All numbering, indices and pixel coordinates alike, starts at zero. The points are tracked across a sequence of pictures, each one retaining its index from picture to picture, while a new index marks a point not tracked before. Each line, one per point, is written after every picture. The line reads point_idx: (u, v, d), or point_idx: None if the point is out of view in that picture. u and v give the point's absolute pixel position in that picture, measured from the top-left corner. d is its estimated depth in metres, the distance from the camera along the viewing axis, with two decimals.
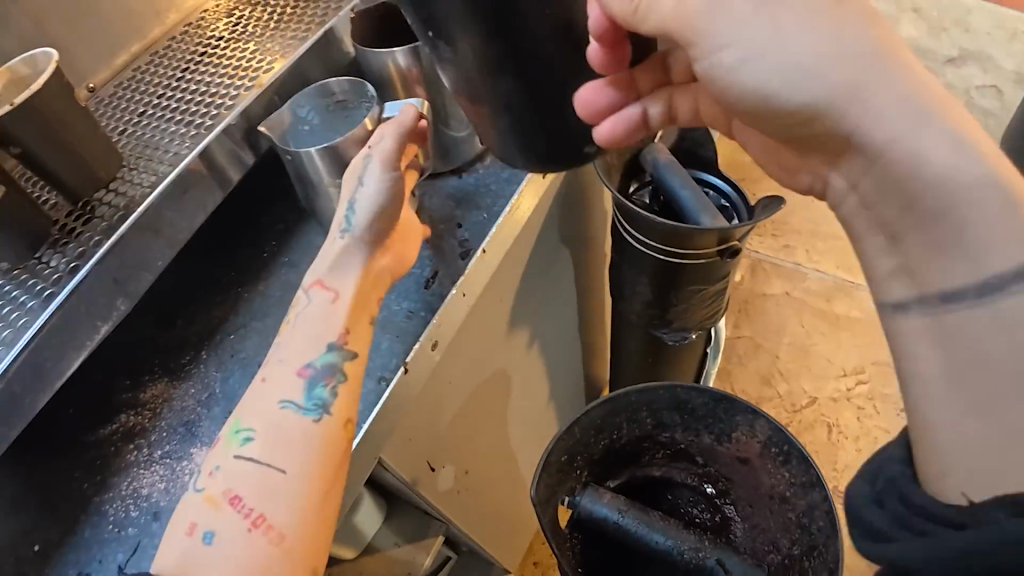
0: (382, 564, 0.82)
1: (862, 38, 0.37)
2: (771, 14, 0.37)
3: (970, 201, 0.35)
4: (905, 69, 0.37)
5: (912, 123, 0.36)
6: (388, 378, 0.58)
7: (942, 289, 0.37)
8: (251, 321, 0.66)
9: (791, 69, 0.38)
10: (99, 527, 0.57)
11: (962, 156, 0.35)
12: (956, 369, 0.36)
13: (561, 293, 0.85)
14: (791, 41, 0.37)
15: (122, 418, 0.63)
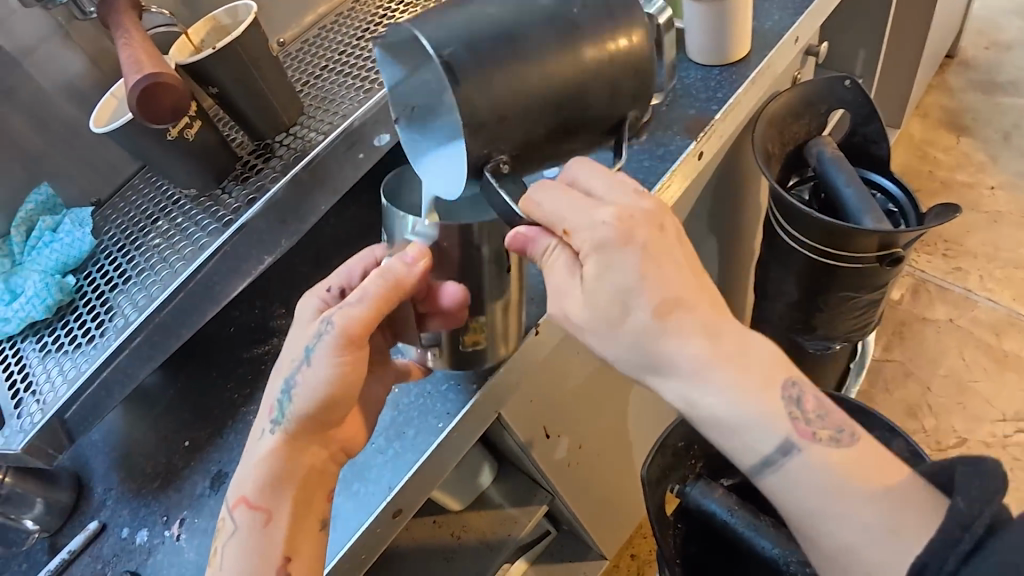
0: (486, 521, 0.86)
1: (635, 335, 0.41)
2: (577, 319, 0.43)
3: (739, 430, 0.41)
4: (678, 335, 0.40)
5: (687, 384, 0.41)
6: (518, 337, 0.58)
7: (748, 469, 0.42)
8: None
9: (598, 356, 0.44)
10: (243, 433, 0.63)
11: (721, 402, 0.41)
12: (793, 521, 0.42)
13: None
14: (594, 339, 0.42)
15: (274, 340, 0.69)
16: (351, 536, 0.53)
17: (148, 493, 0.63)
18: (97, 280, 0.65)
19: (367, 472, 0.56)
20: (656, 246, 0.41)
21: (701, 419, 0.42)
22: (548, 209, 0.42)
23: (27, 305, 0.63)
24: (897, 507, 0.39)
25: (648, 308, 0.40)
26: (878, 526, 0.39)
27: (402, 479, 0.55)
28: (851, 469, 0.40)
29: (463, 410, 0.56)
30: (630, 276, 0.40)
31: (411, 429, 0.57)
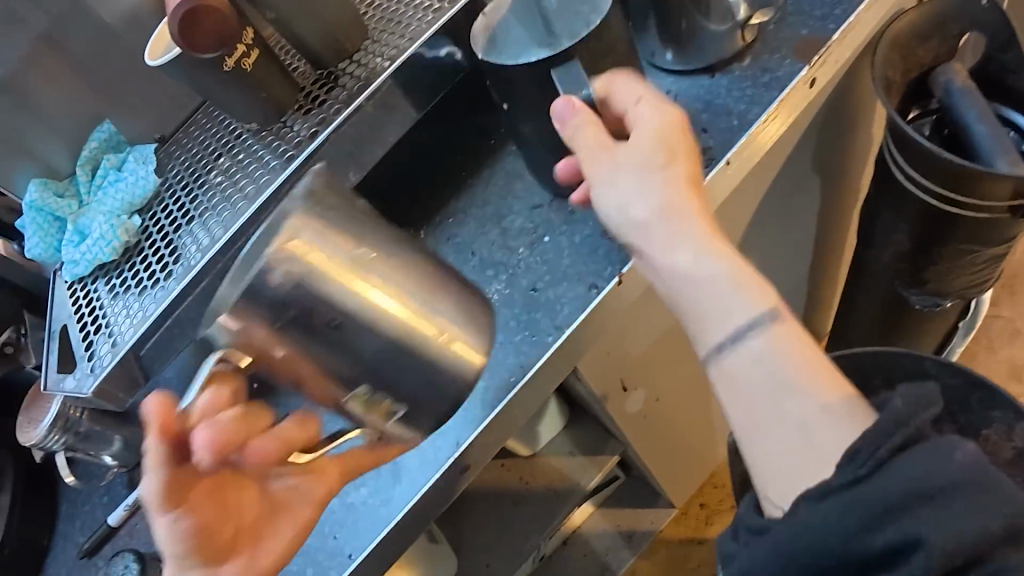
0: (554, 468, 0.84)
1: (663, 180, 0.43)
2: (615, 165, 0.44)
3: (720, 292, 0.40)
4: (699, 204, 0.43)
5: (694, 236, 0.42)
6: (599, 287, 0.52)
7: (717, 340, 0.40)
8: (472, 206, 0.60)
9: (620, 200, 0.44)
10: None
11: (719, 262, 0.41)
12: (749, 402, 0.39)
13: (795, 226, 0.77)
14: (620, 178, 0.44)
15: None
16: (417, 492, 0.51)
17: None
18: (160, 219, 0.63)
19: (433, 426, 0.53)
20: (689, 144, 0.44)
21: (690, 271, 0.41)
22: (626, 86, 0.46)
23: (95, 247, 0.61)
24: (849, 406, 0.37)
25: (678, 173, 0.43)
26: (825, 411, 0.37)
27: (472, 434, 0.51)
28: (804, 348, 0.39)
29: (537, 366, 0.51)
30: (671, 142, 0.44)
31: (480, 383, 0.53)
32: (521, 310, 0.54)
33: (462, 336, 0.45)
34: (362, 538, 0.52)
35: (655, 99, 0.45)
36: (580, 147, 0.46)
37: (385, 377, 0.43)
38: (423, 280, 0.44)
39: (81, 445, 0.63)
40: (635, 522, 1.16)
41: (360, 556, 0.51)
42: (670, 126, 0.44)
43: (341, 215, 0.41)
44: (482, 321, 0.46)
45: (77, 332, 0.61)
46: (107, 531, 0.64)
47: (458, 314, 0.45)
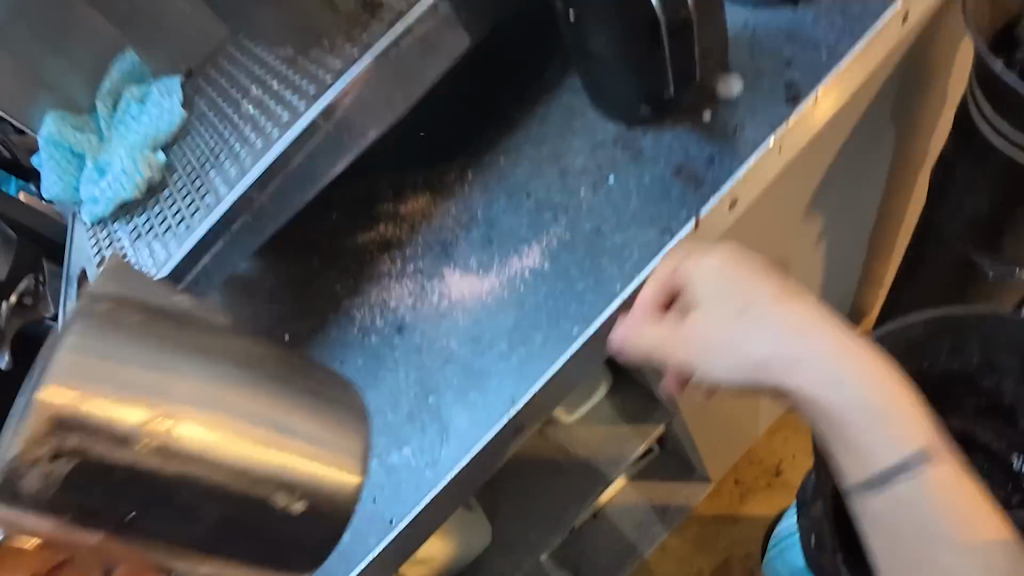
0: (597, 437, 0.80)
1: (784, 325, 0.37)
2: (723, 307, 0.38)
3: (863, 420, 0.36)
4: (833, 323, 0.37)
5: (821, 354, 0.36)
6: (673, 232, 0.48)
7: (873, 474, 0.36)
8: (527, 145, 0.55)
9: (717, 347, 0.38)
10: (346, 329, 0.54)
11: (851, 383, 0.36)
12: (899, 554, 0.35)
13: (860, 184, 0.72)
14: (734, 330, 0.38)
15: (379, 227, 0.58)
16: (468, 453, 0.45)
17: None
18: (187, 155, 0.58)
19: (485, 379, 0.47)
20: (795, 286, 0.39)
21: (828, 402, 0.36)
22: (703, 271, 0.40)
23: (116, 183, 0.57)
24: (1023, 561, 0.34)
25: (775, 302, 0.38)
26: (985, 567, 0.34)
27: (531, 386, 0.46)
28: (913, 413, 0.36)
29: (602, 315, 0.46)
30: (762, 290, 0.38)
31: (538, 333, 0.47)
32: (584, 256, 0.49)
33: (320, 460, 0.36)
34: (404, 504, 0.46)
35: (718, 262, 0.40)
36: (646, 340, 0.41)
37: (236, 546, 0.35)
38: (263, 396, 0.35)
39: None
40: (670, 496, 1.10)
41: (403, 522, 0.45)
42: (762, 277, 0.39)
43: (140, 349, 0.33)
44: (352, 428, 0.38)
45: (98, 276, 0.56)
46: None
47: (312, 434, 0.36)
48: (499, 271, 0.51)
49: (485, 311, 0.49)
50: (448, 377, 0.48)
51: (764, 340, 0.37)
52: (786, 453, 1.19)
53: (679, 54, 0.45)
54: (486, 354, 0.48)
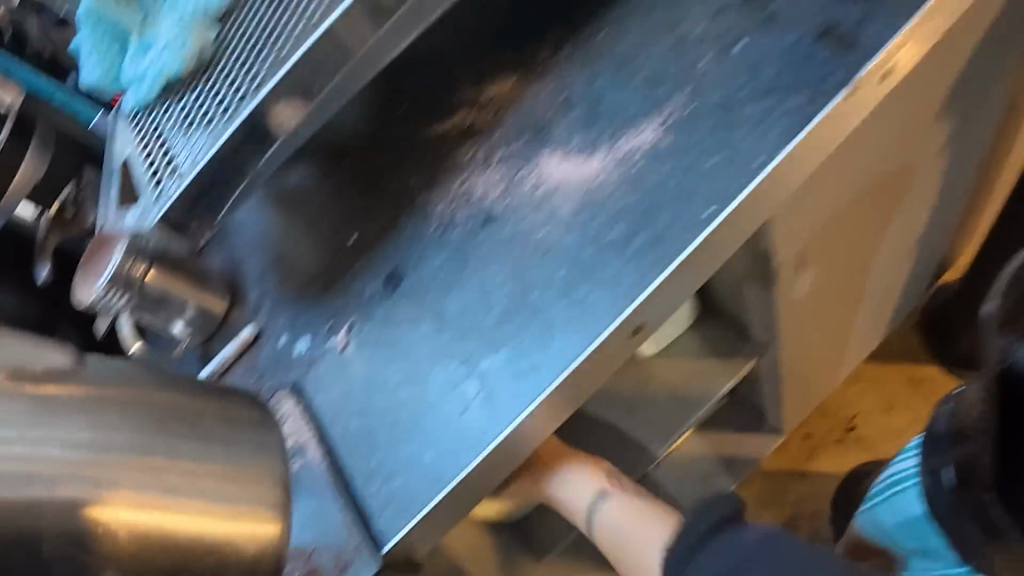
0: (677, 371, 0.73)
1: (642, 517, 0.55)
2: (600, 503, 0.56)
3: (630, 538, 0.55)
4: (638, 496, 0.57)
5: (628, 518, 0.55)
6: (824, 100, 0.39)
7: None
8: (632, 15, 0.47)
9: (581, 511, 0.56)
10: (421, 225, 0.47)
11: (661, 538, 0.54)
12: None
13: (998, 88, 0.61)
14: (582, 489, 0.56)
15: (461, 112, 0.50)
16: (584, 351, 0.38)
17: (311, 296, 0.51)
18: (235, 20, 0.48)
19: (597, 271, 0.40)
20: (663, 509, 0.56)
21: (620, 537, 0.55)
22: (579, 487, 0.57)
23: (160, 57, 0.49)
24: None
25: (625, 499, 0.56)
26: None
27: (660, 272, 0.39)
28: (652, 515, 0.56)
29: (744, 192, 0.39)
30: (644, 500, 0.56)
31: (666, 216, 0.40)
32: (710, 134, 0.42)
33: (224, 521, 0.36)
34: (502, 414, 0.39)
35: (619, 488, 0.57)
36: (577, 513, 0.57)
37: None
38: (144, 455, 0.35)
39: (147, 311, 0.54)
40: (738, 447, 1.05)
41: (503, 432, 0.38)
42: (600, 476, 0.56)
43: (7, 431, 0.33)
44: (272, 473, 0.39)
45: (142, 164, 0.50)
46: None
47: (215, 490, 0.36)
48: (607, 152, 0.44)
49: (595, 193, 0.42)
50: (554, 269, 0.41)
51: (604, 509, 0.56)
52: (861, 406, 1.12)
53: None
54: (602, 241, 0.41)
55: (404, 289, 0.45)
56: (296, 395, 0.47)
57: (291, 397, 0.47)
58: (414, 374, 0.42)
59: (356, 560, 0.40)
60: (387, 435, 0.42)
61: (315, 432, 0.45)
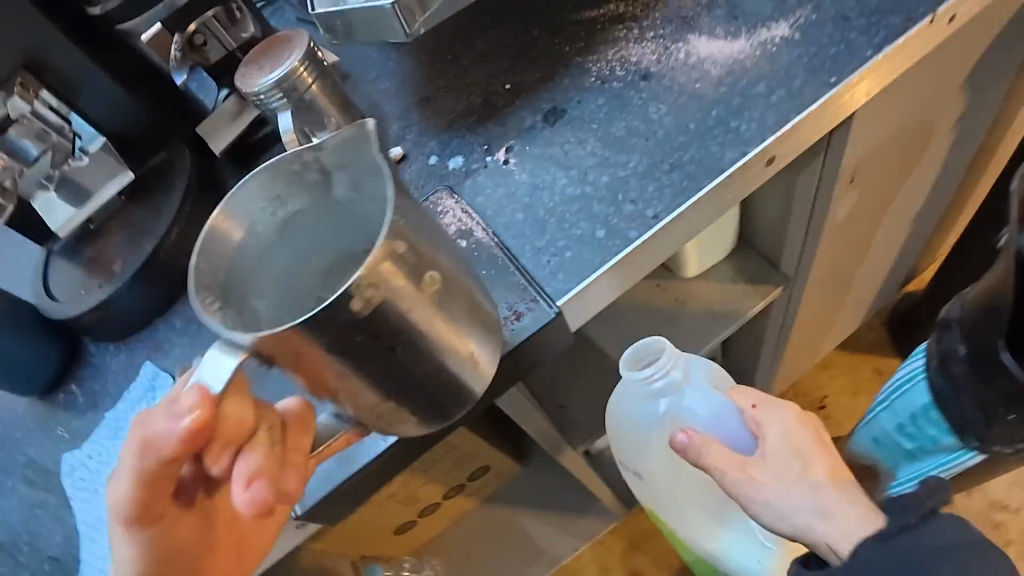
0: (714, 292, 0.84)
1: (802, 479, 0.58)
2: (801, 471, 0.59)
3: (798, 509, 0.57)
4: (814, 476, 0.59)
5: (794, 473, 0.58)
6: (914, 23, 0.53)
7: (764, 512, 0.58)
8: None
9: (796, 478, 0.58)
10: (580, 78, 0.56)
11: (825, 518, 0.57)
12: (778, 516, 0.58)
13: (993, 88, 0.78)
14: (790, 489, 0.58)
15: (611, 5, 0.60)
16: (740, 160, 0.49)
17: (461, 128, 0.58)
18: None
19: (744, 113, 0.51)
20: (811, 448, 0.60)
21: (759, 505, 0.58)
22: (778, 436, 0.60)
23: None
24: (835, 503, 0.57)
25: (818, 475, 0.59)
26: (825, 509, 0.57)
27: (799, 115, 0.50)
28: (819, 450, 0.61)
29: (859, 71, 0.52)
30: (805, 449, 0.60)
31: (799, 81, 0.52)
32: (833, 34, 0.54)
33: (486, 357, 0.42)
34: (670, 201, 0.49)
35: (782, 436, 0.60)
36: (778, 444, 0.59)
37: (429, 393, 0.40)
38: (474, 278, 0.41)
39: (298, 116, 0.60)
40: None
41: (669, 216, 0.48)
42: (798, 424, 0.61)
43: (417, 221, 0.37)
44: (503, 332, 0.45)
45: None
46: None
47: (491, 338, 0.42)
48: (750, 38, 0.55)
49: (740, 65, 0.53)
50: (709, 108, 0.52)
51: (804, 501, 0.57)
52: (830, 390, 1.25)
53: None
54: (747, 93, 0.52)
55: (567, 119, 0.54)
56: (454, 195, 0.53)
57: (452, 196, 0.52)
58: (580, 173, 0.51)
59: (533, 308, 0.47)
60: (558, 218, 0.50)
61: (480, 221, 0.51)
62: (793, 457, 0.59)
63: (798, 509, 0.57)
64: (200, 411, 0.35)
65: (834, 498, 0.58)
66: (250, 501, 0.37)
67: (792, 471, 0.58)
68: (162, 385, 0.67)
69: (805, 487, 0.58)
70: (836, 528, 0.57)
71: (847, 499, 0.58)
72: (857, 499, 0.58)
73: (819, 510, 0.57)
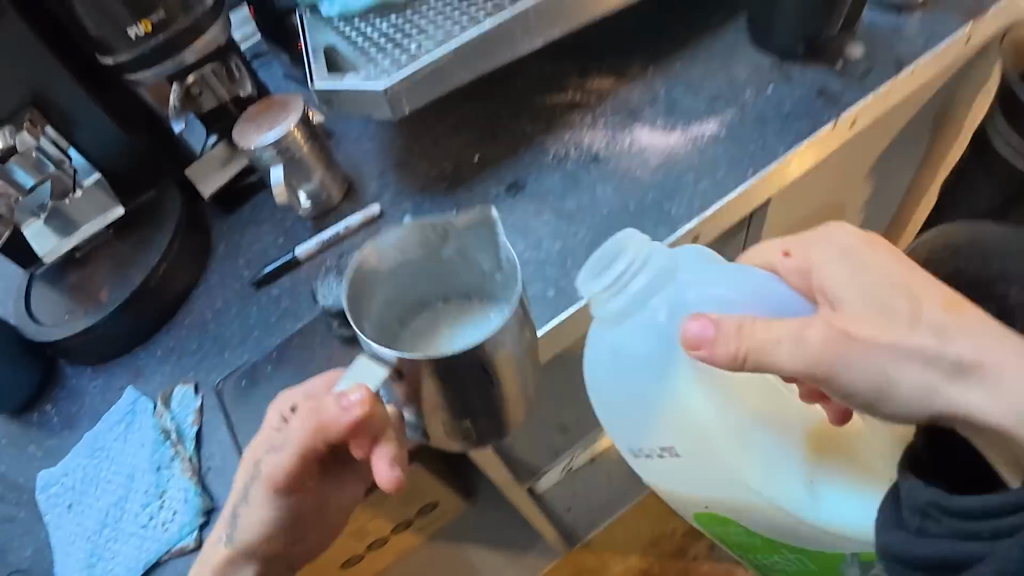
0: None
1: (897, 277, 0.49)
2: (902, 341, 0.46)
3: (893, 359, 0.45)
4: (894, 269, 0.50)
5: (889, 278, 0.49)
6: (819, 127, 0.64)
7: (892, 369, 0.45)
8: (698, 58, 0.71)
9: (895, 358, 0.45)
10: (539, 156, 0.65)
11: (986, 397, 0.45)
12: (894, 386, 0.45)
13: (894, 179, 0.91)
14: (870, 269, 0.50)
15: (568, 93, 0.70)
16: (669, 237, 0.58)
17: (434, 192, 0.66)
18: None
19: (675, 197, 0.61)
20: (877, 258, 0.51)
21: (884, 382, 0.45)
22: (832, 267, 0.50)
23: None
24: (997, 338, 0.46)
25: (937, 308, 0.47)
26: (978, 340, 0.46)
27: (720, 201, 0.60)
28: (908, 270, 0.49)
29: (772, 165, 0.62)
30: (901, 285, 0.49)
31: (722, 172, 0.62)
32: (752, 133, 0.64)
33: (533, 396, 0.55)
34: None
35: (856, 250, 0.50)
36: (842, 276, 0.49)
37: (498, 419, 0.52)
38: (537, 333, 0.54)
39: (287, 171, 0.66)
40: None
41: None
42: (871, 249, 0.51)
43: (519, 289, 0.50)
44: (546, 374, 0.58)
45: (349, 50, 0.63)
46: (291, 263, 0.68)
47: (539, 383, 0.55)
48: (685, 132, 0.65)
49: (675, 154, 0.63)
50: (646, 191, 0.61)
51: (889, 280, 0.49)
52: None
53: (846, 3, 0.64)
54: (678, 180, 0.61)
55: (526, 191, 0.63)
56: None
57: None
58: (537, 240, 0.60)
59: None
60: None
61: None
62: (892, 300, 0.48)
63: (891, 370, 0.45)
64: (366, 405, 0.45)
65: (1009, 360, 0.45)
66: (388, 472, 0.48)
67: (894, 342, 0.45)
68: (143, 410, 0.66)
69: (911, 331, 0.46)
70: (1008, 403, 0.44)
71: (964, 330, 0.47)
72: (983, 333, 0.47)
73: (939, 329, 0.46)
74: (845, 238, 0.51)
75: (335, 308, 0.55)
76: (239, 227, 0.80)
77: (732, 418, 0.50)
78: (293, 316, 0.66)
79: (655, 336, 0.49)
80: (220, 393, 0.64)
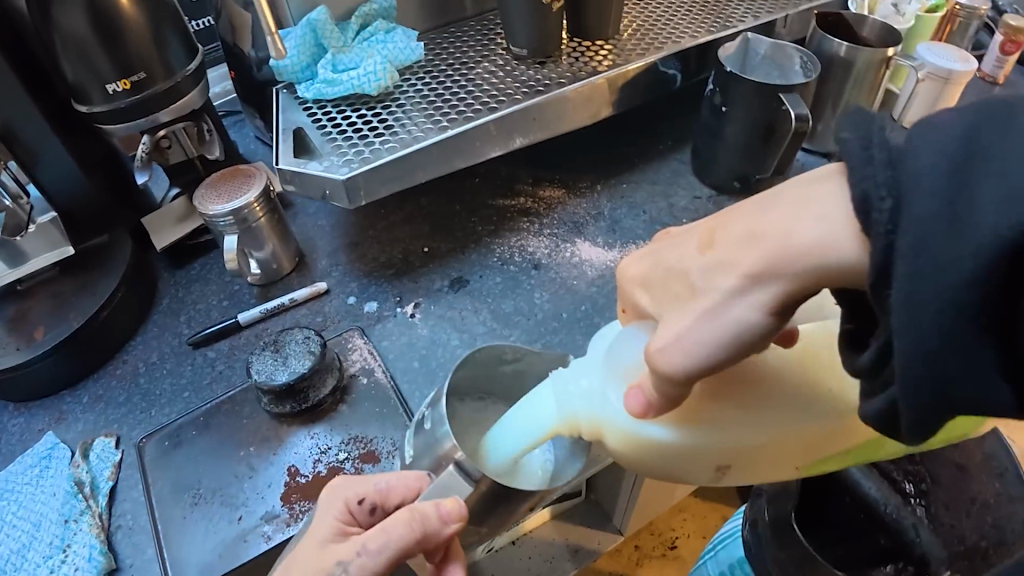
0: None
1: (692, 240, 0.39)
2: (714, 279, 0.36)
3: (733, 301, 0.35)
4: (672, 242, 0.41)
5: (678, 253, 0.39)
6: None
7: (730, 323, 0.34)
8: (643, 182, 0.77)
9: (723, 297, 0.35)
10: (485, 257, 0.70)
11: (813, 236, 0.34)
12: (729, 323, 0.34)
13: None
14: (667, 254, 0.40)
15: (520, 199, 0.75)
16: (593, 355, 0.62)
17: (381, 278, 0.70)
18: (411, 91, 0.71)
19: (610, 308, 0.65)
20: (670, 244, 0.41)
21: (727, 332, 0.34)
22: (636, 292, 0.41)
23: (362, 78, 0.68)
24: (796, 207, 0.36)
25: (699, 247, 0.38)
26: (789, 216, 0.35)
27: None
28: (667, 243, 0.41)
29: None
30: (675, 255, 0.39)
31: None
32: None
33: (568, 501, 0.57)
34: None
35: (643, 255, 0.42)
36: (648, 294, 0.40)
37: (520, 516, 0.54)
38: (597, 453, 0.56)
39: (244, 240, 0.69)
40: (584, 539, 1.26)
41: None
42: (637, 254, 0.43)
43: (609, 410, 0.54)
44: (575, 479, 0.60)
45: (317, 134, 0.67)
46: (231, 328, 0.70)
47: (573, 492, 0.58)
48: (622, 250, 0.69)
49: (612, 271, 0.67)
50: (580, 303, 0.65)
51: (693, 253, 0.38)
52: (681, 532, 1.37)
53: (781, 152, 0.70)
54: (612, 295, 0.65)
55: (468, 289, 0.67)
56: (363, 336, 0.64)
57: (361, 336, 0.64)
58: (471, 337, 0.63)
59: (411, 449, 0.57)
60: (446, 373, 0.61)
61: (381, 362, 0.63)
62: (676, 270, 0.38)
63: (728, 309, 0.35)
64: (458, 519, 0.46)
65: (788, 208, 0.36)
66: None
67: (703, 311, 0.35)
68: (60, 456, 0.64)
69: (716, 294, 0.35)
70: (824, 224, 0.34)
71: (750, 227, 0.36)
72: (789, 189, 0.37)
73: (707, 269, 0.36)
74: (639, 266, 0.42)
75: (266, 384, 0.56)
76: (185, 282, 0.81)
77: (695, 432, 0.44)
78: (225, 381, 0.67)
79: (558, 392, 0.47)
80: (140, 450, 0.64)
